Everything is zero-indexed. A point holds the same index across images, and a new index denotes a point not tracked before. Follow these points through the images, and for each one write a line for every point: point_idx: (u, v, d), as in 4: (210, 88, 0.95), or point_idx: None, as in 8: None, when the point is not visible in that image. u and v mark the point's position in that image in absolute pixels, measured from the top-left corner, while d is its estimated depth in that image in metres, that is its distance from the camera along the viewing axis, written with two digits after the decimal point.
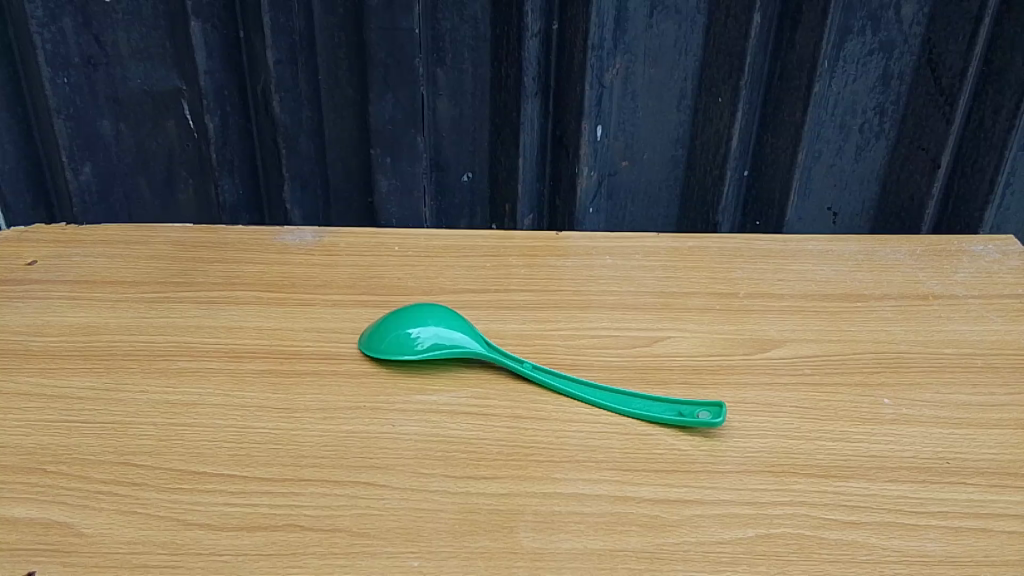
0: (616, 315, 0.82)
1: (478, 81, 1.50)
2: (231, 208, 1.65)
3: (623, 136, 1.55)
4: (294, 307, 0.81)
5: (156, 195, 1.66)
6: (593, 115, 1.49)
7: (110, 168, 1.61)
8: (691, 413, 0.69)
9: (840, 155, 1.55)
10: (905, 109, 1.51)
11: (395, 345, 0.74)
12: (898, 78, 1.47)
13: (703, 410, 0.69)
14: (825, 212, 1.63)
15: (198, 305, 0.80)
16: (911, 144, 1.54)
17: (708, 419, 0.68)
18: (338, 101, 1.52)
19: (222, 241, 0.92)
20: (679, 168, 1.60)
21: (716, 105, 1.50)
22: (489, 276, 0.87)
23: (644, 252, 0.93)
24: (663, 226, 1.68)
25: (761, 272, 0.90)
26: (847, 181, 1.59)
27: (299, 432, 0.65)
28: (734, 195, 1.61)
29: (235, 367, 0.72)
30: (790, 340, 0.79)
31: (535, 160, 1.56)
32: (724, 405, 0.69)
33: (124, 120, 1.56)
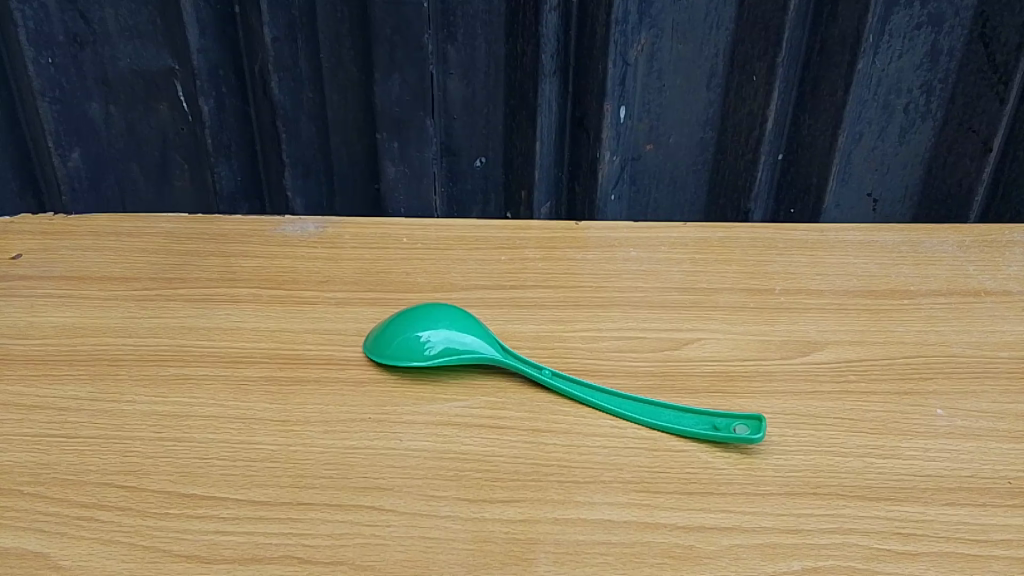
0: (641, 313, 0.76)
1: (491, 59, 1.43)
2: (229, 198, 1.59)
3: (647, 118, 1.48)
4: (294, 306, 0.75)
5: (150, 182, 1.60)
6: (616, 95, 1.42)
7: (100, 153, 1.56)
8: (727, 428, 0.63)
9: (881, 137, 1.48)
10: (954, 88, 1.43)
11: (403, 349, 0.68)
12: (947, 54, 1.39)
13: (740, 424, 0.63)
14: (865, 198, 1.56)
15: (192, 303, 0.75)
16: (960, 125, 1.46)
17: (745, 434, 0.62)
18: (342, 81, 1.45)
19: (219, 232, 0.86)
20: (708, 152, 1.53)
21: (750, 83, 1.43)
22: (504, 270, 0.81)
23: (671, 242, 0.86)
24: (689, 214, 1.61)
25: (799, 264, 0.83)
26: (889, 165, 1.52)
27: (298, 448, 0.60)
28: (768, 180, 1.54)
29: (231, 373, 0.67)
30: (831, 343, 0.73)
31: (553, 142, 1.49)
32: (764, 419, 0.63)
33: (114, 102, 1.50)
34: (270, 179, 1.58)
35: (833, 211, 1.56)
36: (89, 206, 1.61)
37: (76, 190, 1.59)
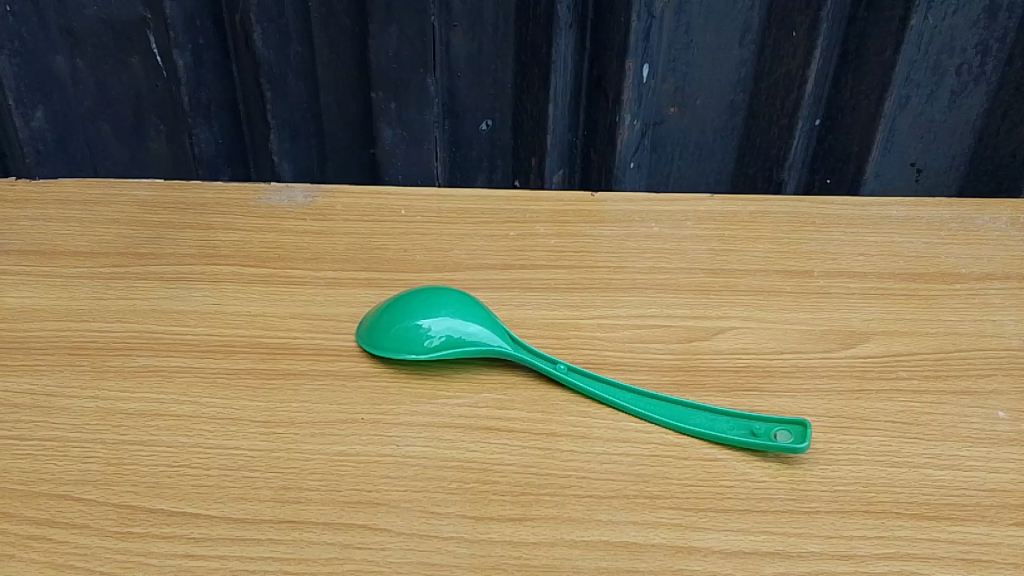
0: (666, 298, 0.68)
1: (500, 12, 1.31)
2: (212, 159, 1.50)
3: (672, 77, 1.33)
4: (279, 286, 0.67)
5: (123, 142, 1.51)
6: (639, 52, 1.26)
7: (67, 111, 1.46)
8: (766, 434, 0.56)
9: (930, 102, 1.30)
10: (1012, 47, 1.25)
11: (400, 339, 0.60)
12: (1007, 8, 1.21)
13: (781, 430, 0.56)
14: (907, 168, 1.39)
15: (165, 283, 0.67)
16: (1017, 90, 1.29)
17: (787, 443, 0.55)
18: (334, 34, 1.34)
19: (197, 201, 0.78)
20: (739, 117, 1.39)
21: (788, 40, 1.28)
22: (513, 248, 0.73)
23: (697, 217, 0.78)
24: (714, 184, 1.49)
25: (839, 242, 0.75)
26: (936, 133, 1.35)
27: (281, 454, 0.53)
28: (802, 149, 1.39)
29: (206, 365, 0.59)
30: (879, 334, 0.65)
31: (568, 104, 1.37)
32: (808, 425, 0.56)
33: (81, 56, 1.40)
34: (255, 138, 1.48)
35: (873, 183, 1.39)
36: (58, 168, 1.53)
37: (42, 151, 1.49)
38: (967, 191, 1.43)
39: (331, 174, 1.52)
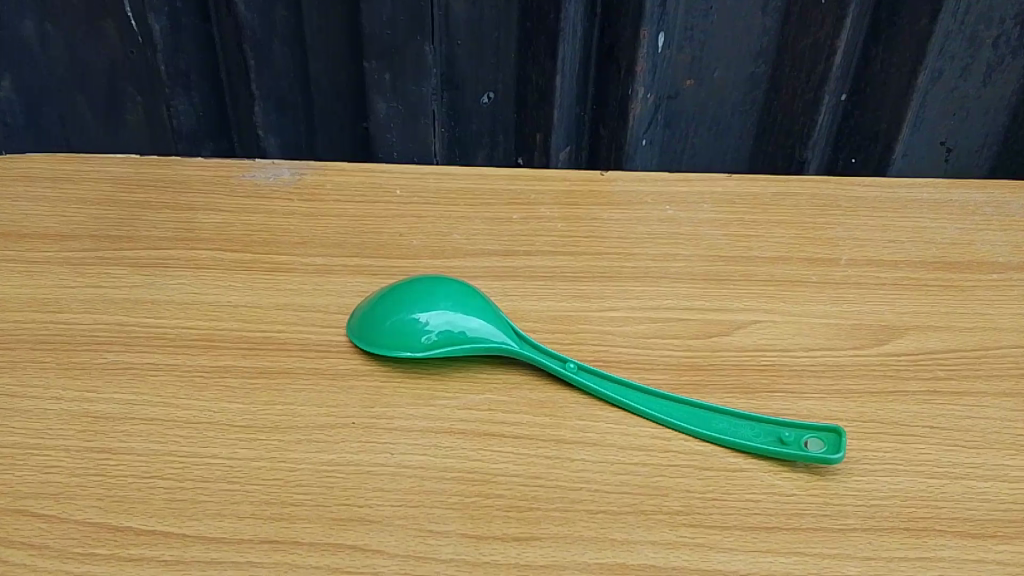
0: (682, 288, 0.63)
1: None
2: (191, 137, 1.28)
3: (688, 46, 1.13)
4: (263, 273, 0.61)
5: (98, 116, 1.35)
6: (655, 19, 1.06)
7: (37, 81, 1.31)
8: (797, 442, 0.51)
9: (964, 76, 1.13)
10: None
11: (395, 334, 0.55)
12: None
13: (813, 437, 0.51)
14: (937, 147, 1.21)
15: (138, 269, 0.62)
16: None
17: (818, 452, 0.50)
18: None
19: (175, 178, 0.72)
20: (760, 91, 1.18)
21: (817, 7, 1.07)
22: (516, 233, 0.68)
23: (714, 199, 0.73)
24: (731, 165, 1.27)
25: (867, 228, 0.70)
26: (970, 110, 1.17)
27: (263, 464, 0.48)
28: (828, 128, 1.19)
29: (182, 362, 0.54)
30: (912, 329, 0.60)
31: (575, 76, 1.15)
32: (842, 432, 0.51)
33: (51, 20, 1.25)
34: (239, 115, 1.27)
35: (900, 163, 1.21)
36: (25, 143, 1.38)
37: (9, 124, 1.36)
38: (1001, 173, 1.26)
39: (318, 151, 1.29)
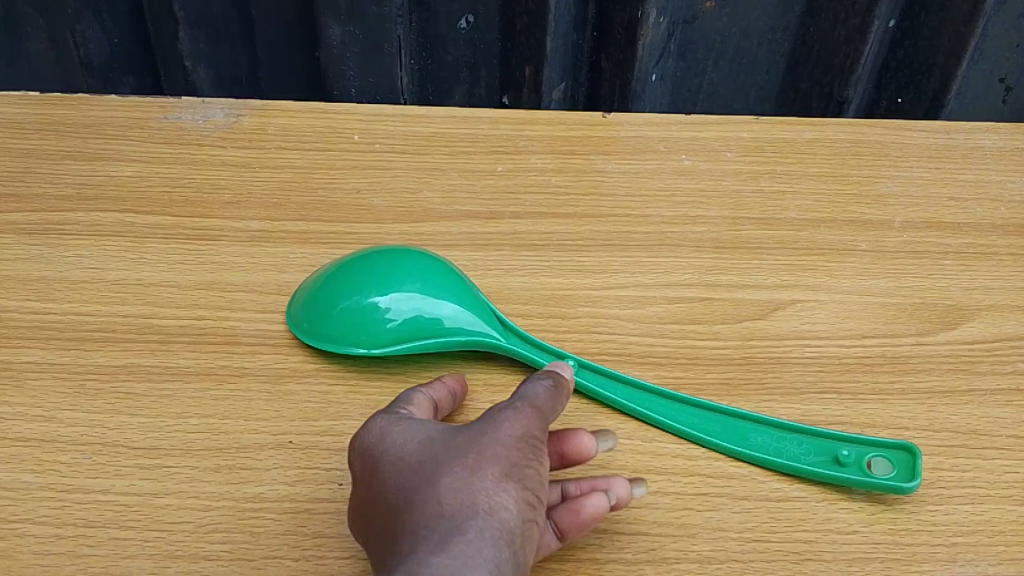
0: (703, 259, 0.51)
1: None
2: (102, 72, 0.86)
3: None
4: (184, 241, 0.49)
5: None
6: None
7: None
8: (858, 463, 0.40)
9: None
10: None
11: (346, 323, 0.43)
12: None
13: (879, 457, 0.40)
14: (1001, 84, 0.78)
15: (27, 236, 0.49)
16: None
17: (888, 479, 0.39)
18: None
19: (81, 119, 0.58)
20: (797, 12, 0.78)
21: None
22: (500, 189, 0.55)
23: (738, 146, 0.60)
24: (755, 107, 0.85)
25: (923, 185, 0.58)
26: None
27: (169, 502, 0.37)
28: (875, 57, 0.78)
29: (71, 362, 0.42)
30: (985, 308, 0.49)
31: None
32: (918, 452, 0.40)
33: None
34: (163, 38, 0.81)
35: (957, 104, 0.79)
36: None
37: None
38: None
39: (263, 91, 0.85)
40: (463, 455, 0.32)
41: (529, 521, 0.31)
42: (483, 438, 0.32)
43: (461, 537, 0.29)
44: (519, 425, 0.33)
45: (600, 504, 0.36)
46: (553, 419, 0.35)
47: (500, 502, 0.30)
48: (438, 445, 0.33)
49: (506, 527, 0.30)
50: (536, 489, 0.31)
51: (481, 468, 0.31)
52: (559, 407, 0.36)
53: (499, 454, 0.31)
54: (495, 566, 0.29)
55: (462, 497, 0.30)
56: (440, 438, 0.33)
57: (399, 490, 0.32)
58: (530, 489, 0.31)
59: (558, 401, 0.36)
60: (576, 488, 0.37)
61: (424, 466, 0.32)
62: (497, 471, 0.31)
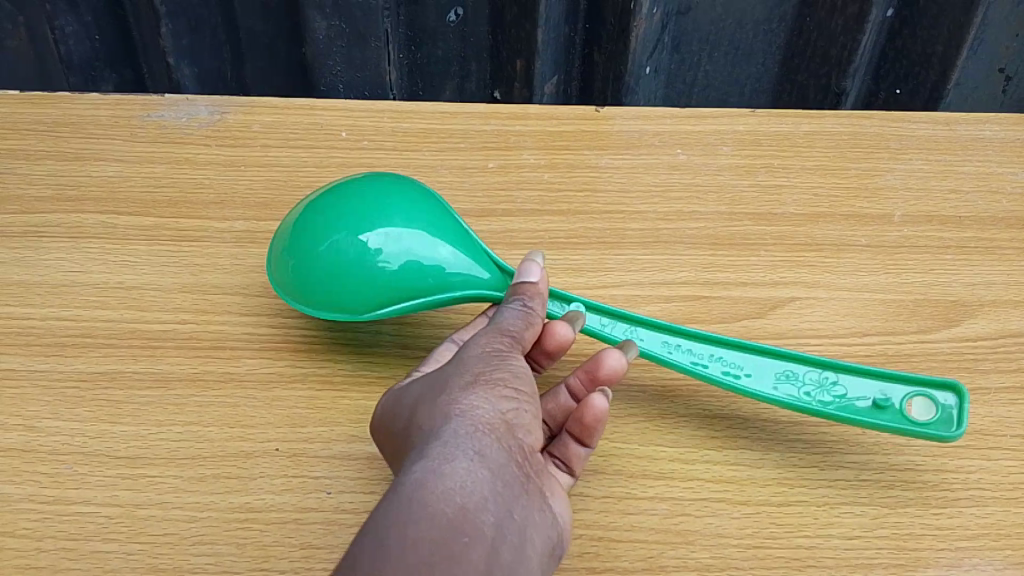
0: (701, 256, 0.50)
1: None
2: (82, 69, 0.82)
3: None
4: (168, 243, 0.48)
5: None
6: None
7: None
8: (897, 405, 0.38)
9: None
10: None
11: (343, 284, 0.42)
12: None
13: (920, 397, 0.38)
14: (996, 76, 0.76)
15: (6, 240, 0.48)
16: None
17: (928, 425, 0.37)
18: None
19: (62, 118, 0.57)
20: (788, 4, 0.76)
21: None
22: (492, 186, 0.54)
23: (735, 140, 0.59)
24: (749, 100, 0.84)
25: (922, 178, 0.57)
26: None
27: (151, 514, 0.36)
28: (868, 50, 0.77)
29: (51, 369, 0.41)
30: (988, 304, 0.48)
31: None
32: (964, 393, 0.37)
33: None
34: (143, 33, 0.80)
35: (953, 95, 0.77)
36: None
37: None
38: None
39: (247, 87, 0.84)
40: (443, 376, 0.33)
41: (513, 407, 0.32)
42: (459, 359, 0.34)
43: (443, 431, 0.30)
44: (488, 339, 0.35)
45: (602, 405, 0.36)
46: (530, 338, 0.36)
47: (476, 396, 0.31)
48: (421, 378, 0.34)
49: (487, 414, 0.31)
50: (515, 383, 0.32)
51: (458, 379, 0.32)
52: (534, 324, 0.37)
53: (473, 366, 0.33)
54: (481, 445, 0.29)
55: (439, 405, 0.31)
56: (427, 373, 0.35)
57: (401, 426, 0.33)
58: (508, 387, 0.32)
59: (532, 316, 0.37)
60: (579, 382, 0.39)
61: (415, 396, 0.33)
62: (473, 378, 0.32)
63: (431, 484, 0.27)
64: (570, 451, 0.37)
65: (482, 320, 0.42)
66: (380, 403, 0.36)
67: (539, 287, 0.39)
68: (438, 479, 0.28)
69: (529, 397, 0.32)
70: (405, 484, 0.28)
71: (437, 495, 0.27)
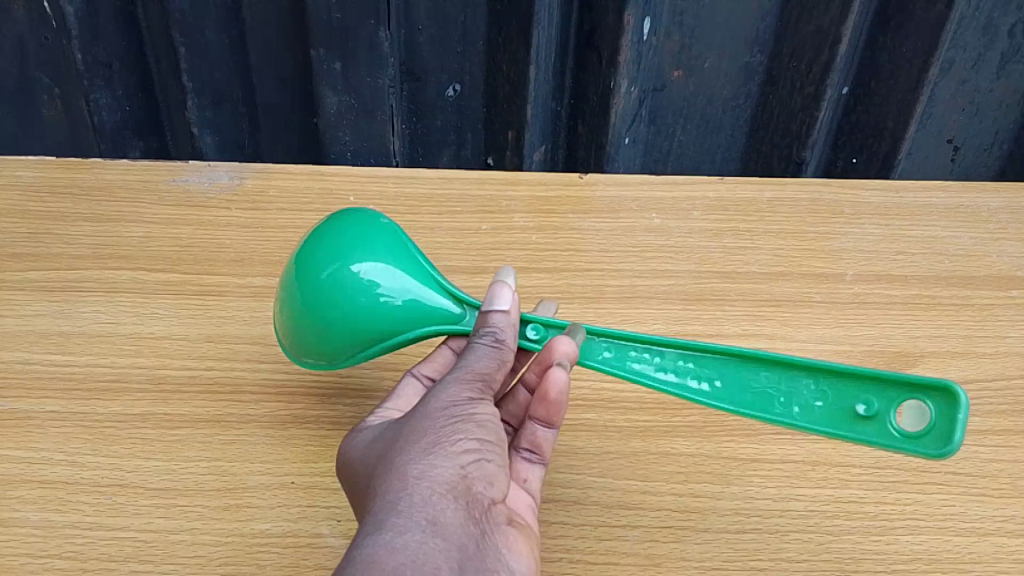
0: (672, 310, 0.56)
1: None
2: None
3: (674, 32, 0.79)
4: (193, 297, 0.54)
5: None
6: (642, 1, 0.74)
7: None
8: (884, 415, 0.39)
9: (978, 68, 0.78)
10: None
11: (334, 316, 0.45)
12: None
13: (908, 404, 0.38)
14: (944, 147, 0.84)
15: (47, 294, 0.53)
16: None
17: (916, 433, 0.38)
18: None
19: (95, 182, 0.63)
20: (753, 84, 0.84)
21: None
22: (485, 247, 0.60)
23: (705, 205, 0.66)
24: (721, 168, 0.91)
25: (873, 240, 0.63)
26: (983, 104, 0.81)
27: (182, 538, 0.40)
28: (827, 126, 0.84)
29: (90, 410, 0.46)
30: (929, 356, 0.54)
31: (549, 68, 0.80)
32: (957, 393, 0.37)
33: None
34: (170, 103, 0.88)
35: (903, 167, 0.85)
36: None
37: None
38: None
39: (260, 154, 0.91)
40: (403, 443, 0.35)
41: (467, 472, 0.33)
42: (418, 424, 0.35)
43: (398, 503, 0.31)
44: (451, 395, 0.37)
45: (561, 379, 0.40)
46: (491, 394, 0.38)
47: (430, 463, 0.33)
48: (385, 443, 0.36)
49: (440, 481, 0.32)
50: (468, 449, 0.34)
51: (415, 447, 0.34)
52: (506, 358, 0.40)
53: (430, 432, 0.35)
54: (433, 516, 0.31)
55: (396, 475, 0.33)
56: (390, 438, 0.36)
57: (365, 494, 0.35)
58: (461, 454, 0.34)
59: (501, 356, 0.40)
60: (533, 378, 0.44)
61: (380, 464, 0.35)
62: (428, 446, 0.34)
63: (381, 558, 0.28)
64: (538, 435, 0.43)
65: (441, 356, 0.47)
66: (352, 463, 0.38)
67: (511, 317, 0.42)
68: (388, 553, 0.29)
69: (484, 457, 0.34)
70: (353, 560, 0.29)
71: (389, 570, 0.28)
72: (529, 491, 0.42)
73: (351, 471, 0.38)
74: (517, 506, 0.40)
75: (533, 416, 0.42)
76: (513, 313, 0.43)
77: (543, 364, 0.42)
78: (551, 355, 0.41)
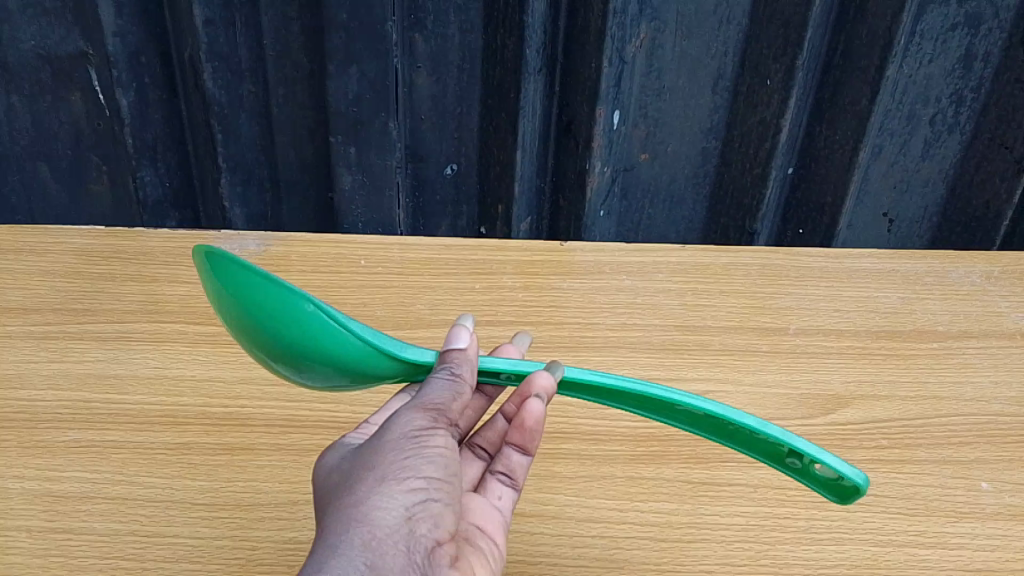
0: (639, 358, 0.65)
1: (468, 54, 0.87)
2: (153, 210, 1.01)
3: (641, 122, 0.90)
4: (229, 347, 0.62)
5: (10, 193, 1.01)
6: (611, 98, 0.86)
7: None
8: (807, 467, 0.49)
9: (905, 152, 0.91)
10: (989, 95, 0.87)
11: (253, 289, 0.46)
12: (984, 59, 0.85)
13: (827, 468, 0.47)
14: (880, 220, 0.98)
15: (102, 342, 0.62)
16: (993, 141, 0.91)
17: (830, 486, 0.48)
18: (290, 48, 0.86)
19: (140, 250, 0.72)
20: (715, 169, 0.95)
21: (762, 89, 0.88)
22: (479, 304, 0.69)
23: (670, 269, 0.75)
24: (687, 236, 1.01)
25: (815, 299, 0.72)
26: (912, 183, 0.94)
27: (225, 543, 0.49)
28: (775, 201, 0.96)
29: (144, 440, 0.55)
30: (859, 398, 0.63)
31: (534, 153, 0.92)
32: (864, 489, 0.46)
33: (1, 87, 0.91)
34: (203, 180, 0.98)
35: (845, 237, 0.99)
36: None
37: None
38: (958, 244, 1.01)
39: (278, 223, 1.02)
40: (359, 476, 0.41)
41: (407, 515, 0.40)
42: (375, 459, 0.42)
43: (342, 544, 0.38)
44: (406, 432, 0.43)
45: (538, 412, 0.49)
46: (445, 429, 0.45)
47: (377, 507, 0.39)
48: (349, 469, 0.42)
49: (383, 526, 0.39)
50: (412, 492, 0.40)
51: (367, 486, 0.40)
52: (460, 390, 0.47)
53: (383, 471, 0.41)
54: (369, 561, 0.37)
55: (349, 512, 0.39)
56: (353, 463, 0.43)
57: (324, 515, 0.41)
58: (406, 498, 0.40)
59: (456, 388, 0.46)
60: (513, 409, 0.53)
61: (340, 491, 0.41)
62: (378, 487, 0.40)
63: None
64: (513, 459, 0.51)
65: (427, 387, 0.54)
66: (322, 476, 0.45)
67: (467, 354, 0.49)
68: None
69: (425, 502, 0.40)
70: None
71: None
72: (500, 509, 0.50)
73: (320, 484, 0.44)
74: (486, 523, 0.48)
75: (510, 442, 0.51)
76: (469, 350, 0.49)
77: (523, 395, 0.50)
78: (532, 388, 0.49)
